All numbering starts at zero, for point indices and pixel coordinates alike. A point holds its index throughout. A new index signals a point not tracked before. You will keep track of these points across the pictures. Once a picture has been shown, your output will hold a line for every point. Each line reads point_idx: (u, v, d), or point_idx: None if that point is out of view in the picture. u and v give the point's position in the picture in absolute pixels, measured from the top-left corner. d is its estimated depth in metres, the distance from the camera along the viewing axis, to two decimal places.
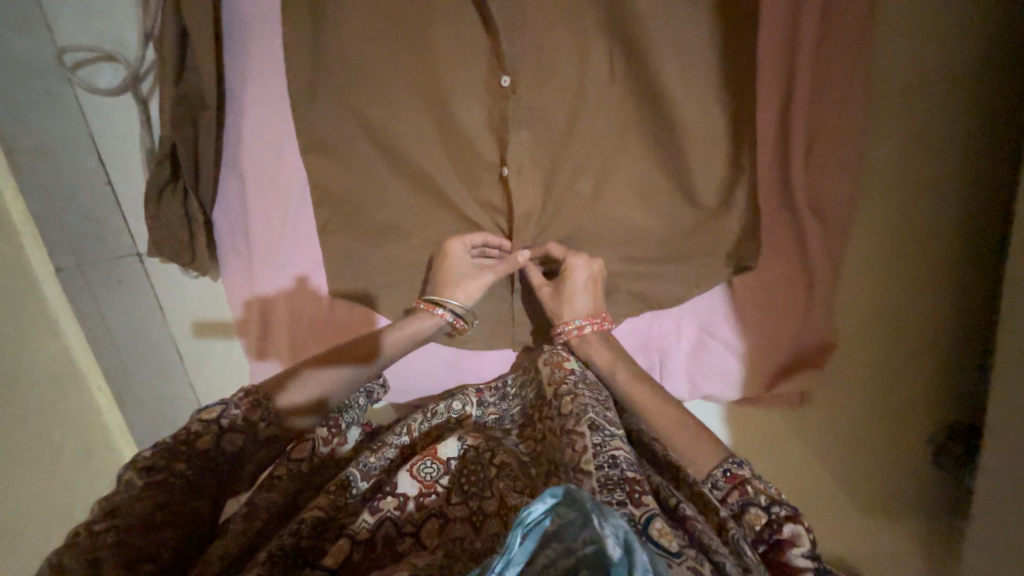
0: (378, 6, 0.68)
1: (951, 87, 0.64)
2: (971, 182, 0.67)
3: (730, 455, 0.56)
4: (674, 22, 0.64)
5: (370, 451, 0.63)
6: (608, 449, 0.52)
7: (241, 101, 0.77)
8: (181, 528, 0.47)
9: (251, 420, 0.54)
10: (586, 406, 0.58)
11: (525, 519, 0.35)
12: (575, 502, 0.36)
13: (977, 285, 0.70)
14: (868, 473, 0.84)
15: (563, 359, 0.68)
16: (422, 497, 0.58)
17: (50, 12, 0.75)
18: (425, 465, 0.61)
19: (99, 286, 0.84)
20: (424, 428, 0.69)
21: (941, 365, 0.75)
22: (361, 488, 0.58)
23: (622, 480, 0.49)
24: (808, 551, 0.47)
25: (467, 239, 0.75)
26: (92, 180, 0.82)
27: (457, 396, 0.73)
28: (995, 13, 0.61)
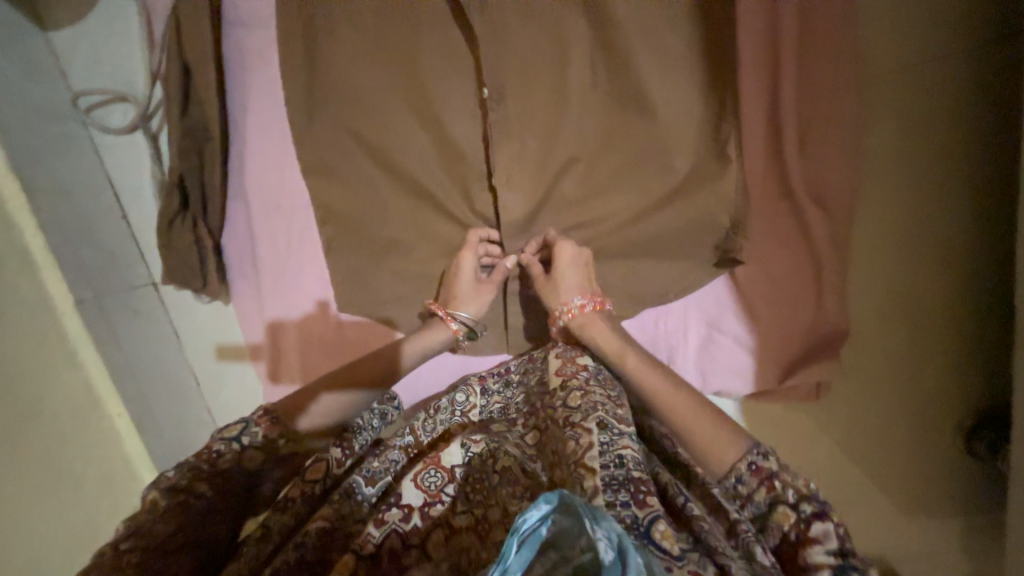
0: (367, 31, 0.71)
1: (949, 60, 0.64)
2: (978, 156, 0.66)
3: (759, 445, 0.53)
4: (653, 22, 0.66)
5: (375, 456, 0.62)
6: (615, 448, 0.52)
7: (242, 130, 0.79)
8: (197, 552, 0.49)
9: (268, 437, 0.59)
10: (595, 404, 0.57)
11: (520, 528, 0.36)
12: (570, 508, 0.37)
13: (981, 261, 0.69)
14: (901, 466, 0.80)
15: (577, 355, 0.67)
16: (427, 507, 0.57)
17: (65, 63, 0.83)
18: (428, 473, 0.60)
19: (116, 316, 0.87)
20: (429, 429, 0.68)
21: (962, 346, 0.73)
22: (367, 494, 0.59)
23: (628, 480, 0.49)
24: (837, 550, 0.45)
25: (473, 247, 0.75)
26: (109, 214, 0.89)
27: (460, 388, 0.73)
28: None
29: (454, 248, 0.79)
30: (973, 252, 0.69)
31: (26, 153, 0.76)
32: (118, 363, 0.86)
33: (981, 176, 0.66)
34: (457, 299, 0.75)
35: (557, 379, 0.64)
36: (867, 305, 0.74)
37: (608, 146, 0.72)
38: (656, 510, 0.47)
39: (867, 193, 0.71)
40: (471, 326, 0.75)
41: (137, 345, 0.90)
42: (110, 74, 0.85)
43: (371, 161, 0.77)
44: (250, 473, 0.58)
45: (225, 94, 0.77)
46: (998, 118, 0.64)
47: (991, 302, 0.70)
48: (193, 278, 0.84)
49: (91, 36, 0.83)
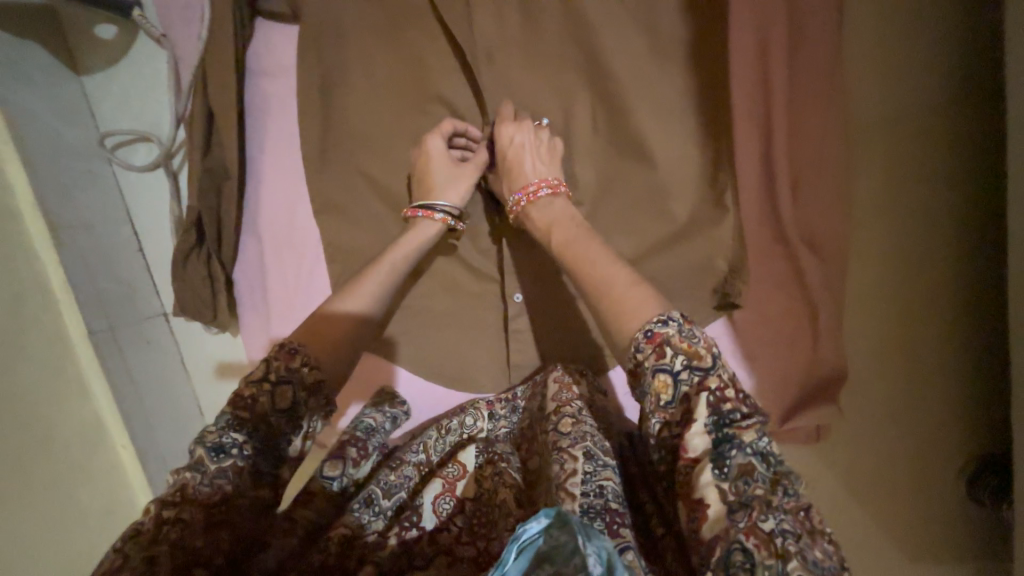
0: (381, 80, 0.76)
1: (928, 119, 0.68)
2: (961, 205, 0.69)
3: (660, 316, 0.52)
4: (649, 77, 0.70)
5: (389, 470, 0.63)
6: (597, 479, 0.52)
7: (258, 170, 0.83)
8: (236, 529, 0.50)
9: (246, 421, 0.52)
10: (585, 433, 0.57)
11: (520, 537, 0.36)
12: (567, 525, 0.37)
13: (973, 304, 0.71)
14: (907, 510, 0.79)
15: (571, 383, 0.67)
16: (437, 532, 0.60)
17: (96, 106, 0.90)
18: (443, 499, 0.63)
19: (127, 346, 0.89)
20: (439, 448, 0.69)
21: (958, 389, 0.73)
22: (384, 507, 0.59)
23: (604, 511, 0.49)
24: (712, 418, 0.45)
25: (440, 133, 0.73)
26: (127, 247, 0.94)
27: (468, 411, 0.73)
28: (954, 55, 0.66)
29: (458, 284, 0.82)
30: (969, 311, 0.71)
31: (55, 190, 0.80)
32: (127, 392, 0.88)
33: (975, 239, 0.69)
34: (436, 186, 0.72)
35: (551, 404, 0.64)
36: (865, 349, 0.75)
37: (608, 190, 0.74)
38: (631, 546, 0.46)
39: (861, 241, 0.72)
40: (456, 215, 0.73)
41: (149, 374, 0.93)
42: (137, 115, 0.90)
43: (380, 200, 0.80)
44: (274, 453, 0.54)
45: (246, 137, 0.82)
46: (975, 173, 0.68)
47: (986, 361, 0.72)
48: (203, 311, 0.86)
49: (121, 81, 0.89)
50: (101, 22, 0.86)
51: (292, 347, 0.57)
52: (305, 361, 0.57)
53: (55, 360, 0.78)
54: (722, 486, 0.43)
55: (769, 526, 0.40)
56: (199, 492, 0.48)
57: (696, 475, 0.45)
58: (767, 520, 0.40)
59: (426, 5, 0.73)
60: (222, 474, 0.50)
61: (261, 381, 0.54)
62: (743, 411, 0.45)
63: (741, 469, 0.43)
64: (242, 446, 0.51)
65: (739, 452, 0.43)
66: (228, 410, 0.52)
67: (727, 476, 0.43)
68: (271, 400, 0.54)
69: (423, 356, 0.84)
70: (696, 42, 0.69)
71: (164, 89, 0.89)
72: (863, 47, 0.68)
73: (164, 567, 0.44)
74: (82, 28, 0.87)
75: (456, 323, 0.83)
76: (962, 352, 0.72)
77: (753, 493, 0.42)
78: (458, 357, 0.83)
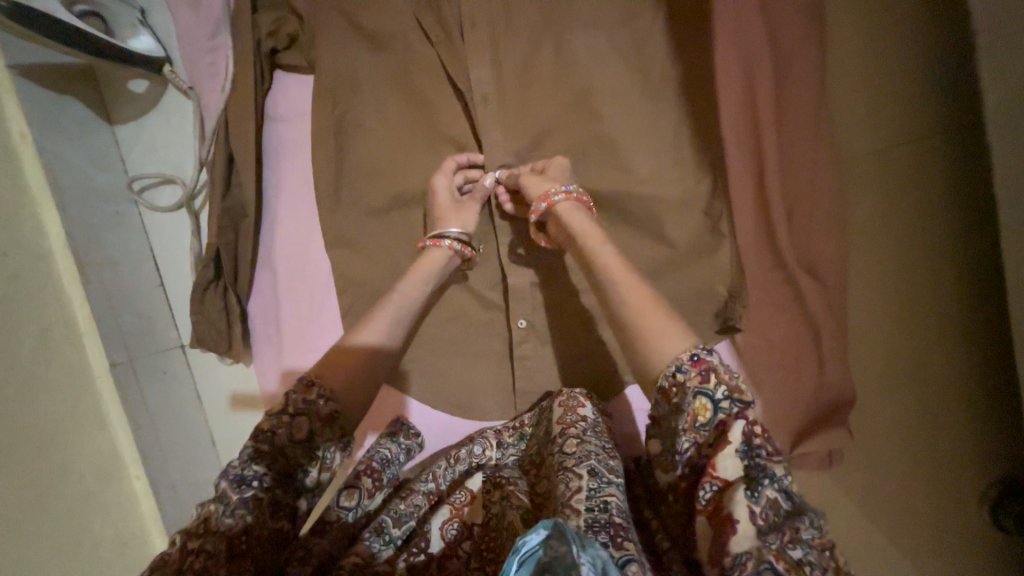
0: (390, 120, 0.81)
1: (917, 142, 0.70)
2: (962, 223, 0.69)
3: (700, 344, 0.53)
4: (642, 112, 0.73)
5: (400, 499, 0.64)
6: (602, 494, 0.52)
7: (275, 208, 0.88)
8: (260, 562, 0.51)
9: (265, 452, 0.54)
10: (589, 453, 0.58)
11: (520, 549, 0.36)
12: (563, 534, 0.37)
13: (982, 324, 0.70)
14: (930, 539, 0.75)
15: (579, 405, 0.68)
16: (444, 559, 0.60)
17: (125, 152, 0.97)
18: (451, 524, 0.63)
19: (145, 377, 0.93)
20: (449, 476, 0.69)
21: (971, 410, 0.72)
22: (394, 536, 0.60)
23: (609, 524, 0.48)
24: (746, 446, 0.47)
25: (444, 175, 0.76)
26: (149, 282, 0.99)
27: (477, 440, 0.73)
28: (933, 82, 0.69)
29: (464, 313, 0.84)
30: (971, 331, 0.71)
31: (86, 230, 0.86)
32: (144, 422, 0.90)
33: (969, 259, 0.70)
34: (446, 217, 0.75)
35: (557, 425, 0.65)
36: (868, 368, 0.75)
37: (607, 219, 0.77)
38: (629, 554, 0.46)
39: (860, 263, 0.73)
40: (466, 241, 0.75)
41: (163, 403, 0.95)
42: (163, 160, 0.97)
43: (389, 233, 0.83)
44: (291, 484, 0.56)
45: (263, 177, 0.87)
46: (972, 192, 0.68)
47: (998, 382, 0.70)
48: (219, 341, 0.89)
49: (150, 129, 0.96)
50: (133, 77, 0.94)
51: (310, 381, 0.59)
52: (322, 393, 0.58)
53: (77, 392, 0.81)
54: (754, 510, 0.45)
55: (796, 552, 0.43)
56: (222, 523, 0.50)
57: (726, 499, 0.47)
58: (793, 545, 0.43)
59: (430, 51, 0.78)
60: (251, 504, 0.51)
61: (278, 414, 0.56)
62: (775, 448, 0.47)
63: (769, 501, 0.45)
64: (261, 479, 0.53)
65: (771, 484, 0.46)
66: (250, 443, 0.54)
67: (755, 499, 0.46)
68: (289, 432, 0.56)
69: (430, 384, 0.85)
70: (682, 77, 0.73)
71: (189, 135, 0.96)
72: (839, 81, 0.71)
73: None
74: (116, 84, 0.94)
75: (462, 350, 0.84)
76: (971, 372, 0.71)
77: (781, 519, 0.45)
78: (464, 384, 0.84)
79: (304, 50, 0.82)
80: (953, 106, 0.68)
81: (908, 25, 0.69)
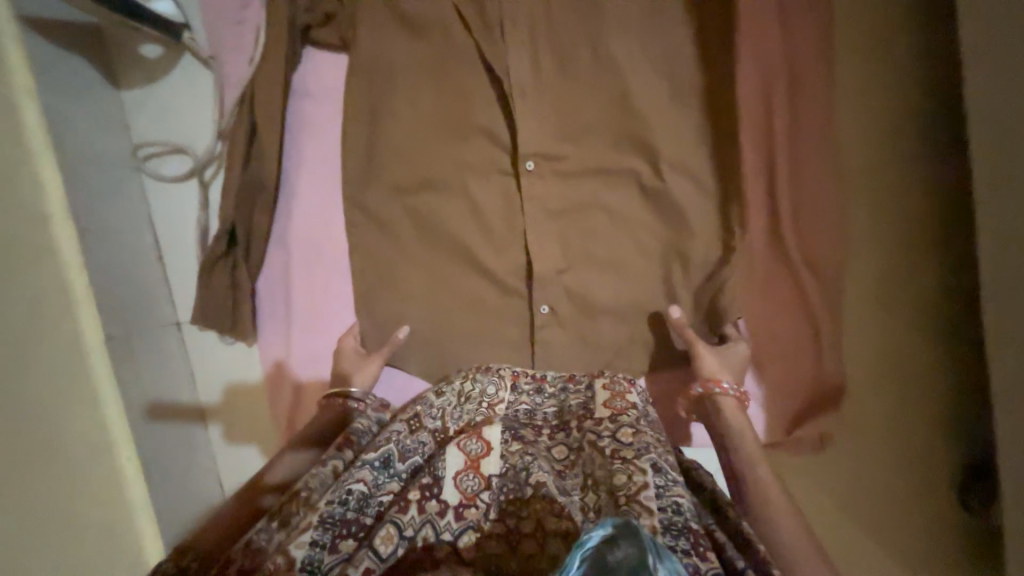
0: (422, 104, 0.82)
1: (915, 157, 0.78)
2: (947, 231, 0.78)
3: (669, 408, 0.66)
4: (668, 112, 0.78)
5: (407, 432, 0.66)
6: (671, 494, 0.56)
7: (293, 185, 0.87)
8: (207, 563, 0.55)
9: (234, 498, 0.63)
10: (648, 445, 0.62)
11: (584, 544, 0.41)
12: (630, 536, 0.41)
13: (961, 321, 0.79)
14: (904, 517, 0.83)
15: (626, 392, 0.70)
16: (461, 508, 0.59)
17: (130, 118, 0.93)
18: (467, 476, 0.61)
19: (139, 351, 0.89)
20: (458, 415, 0.70)
21: (945, 400, 0.81)
22: (399, 469, 0.62)
23: (686, 529, 0.53)
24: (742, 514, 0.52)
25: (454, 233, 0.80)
26: (147, 254, 0.95)
27: (490, 380, 0.73)
28: (930, 105, 0.77)
29: (482, 298, 0.85)
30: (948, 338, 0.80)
31: (88, 195, 0.82)
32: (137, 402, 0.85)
33: (949, 275, 0.79)
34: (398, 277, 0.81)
35: (606, 409, 0.68)
36: (862, 367, 0.81)
37: (628, 213, 0.81)
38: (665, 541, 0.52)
39: (857, 265, 0.80)
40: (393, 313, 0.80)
41: (157, 381, 0.92)
42: (171, 129, 0.93)
43: (414, 216, 0.85)
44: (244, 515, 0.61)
45: (285, 153, 0.86)
46: (956, 204, 0.78)
47: (968, 372, 0.80)
48: (223, 317, 0.88)
49: (159, 96, 0.92)
50: (146, 41, 0.91)
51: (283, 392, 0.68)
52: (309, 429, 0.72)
53: (69, 366, 0.77)
54: None
55: None
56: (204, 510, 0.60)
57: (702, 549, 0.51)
58: None
59: (467, 41, 0.80)
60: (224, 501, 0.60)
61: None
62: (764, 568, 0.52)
63: None
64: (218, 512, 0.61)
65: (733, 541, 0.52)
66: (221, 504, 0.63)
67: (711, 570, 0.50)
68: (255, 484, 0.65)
69: (445, 366, 0.85)
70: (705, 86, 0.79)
71: (207, 105, 0.92)
72: (849, 104, 0.78)
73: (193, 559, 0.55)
74: (127, 46, 0.91)
75: (480, 337, 0.85)
76: (944, 373, 0.80)
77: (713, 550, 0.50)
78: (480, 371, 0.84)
79: (340, 29, 0.83)
80: (949, 127, 0.77)
81: (908, 53, 0.77)
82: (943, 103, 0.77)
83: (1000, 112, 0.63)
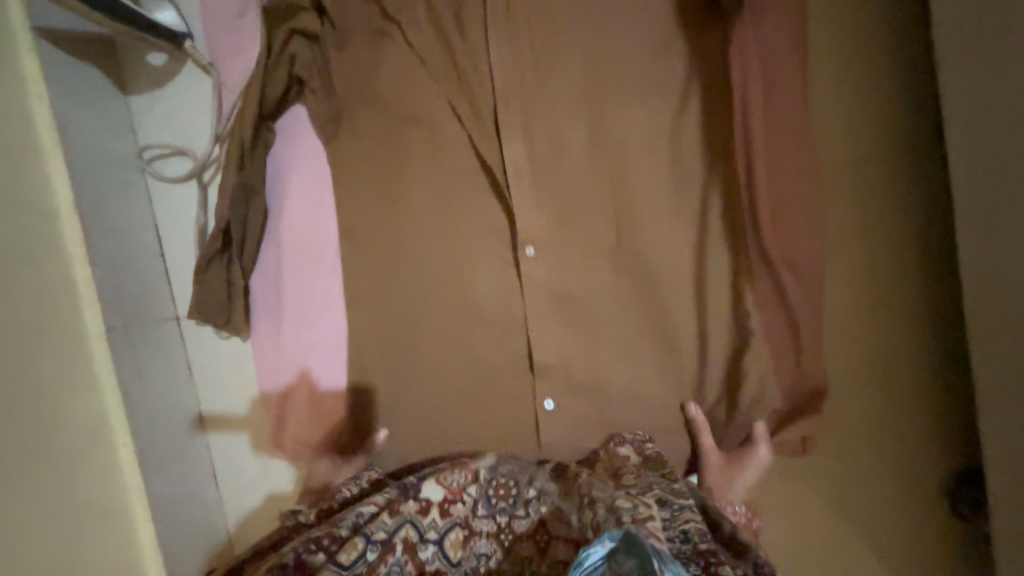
0: (407, 105, 0.84)
1: (895, 152, 0.77)
2: (928, 225, 0.77)
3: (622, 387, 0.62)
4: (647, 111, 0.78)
5: (411, 491, 0.70)
6: (679, 523, 0.62)
7: (284, 183, 0.89)
8: None
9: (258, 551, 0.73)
10: (650, 484, 0.68)
11: (586, 559, 0.54)
12: (633, 547, 0.53)
13: (945, 316, 0.78)
14: (893, 521, 0.82)
15: (624, 448, 0.77)
16: (449, 504, 0.68)
17: (136, 122, 0.98)
18: (451, 475, 0.70)
19: (142, 344, 0.93)
20: (448, 486, 0.71)
21: (930, 398, 0.79)
22: (386, 525, 0.66)
23: (695, 553, 0.59)
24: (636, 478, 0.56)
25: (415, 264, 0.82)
26: (150, 252, 1.00)
27: (476, 464, 0.71)
28: (909, 98, 0.76)
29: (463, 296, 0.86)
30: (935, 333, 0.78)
31: (94, 193, 0.87)
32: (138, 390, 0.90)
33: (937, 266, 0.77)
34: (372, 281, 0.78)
35: (606, 474, 0.72)
36: (843, 364, 0.80)
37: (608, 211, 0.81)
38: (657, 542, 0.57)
39: (839, 261, 0.79)
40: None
41: (155, 372, 0.96)
42: (173, 132, 0.98)
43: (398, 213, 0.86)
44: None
45: (270, 150, 0.88)
46: (936, 198, 0.77)
47: (953, 368, 0.78)
48: (219, 312, 0.90)
49: (162, 101, 0.97)
50: (150, 49, 0.96)
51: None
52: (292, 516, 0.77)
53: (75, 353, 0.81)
54: None
55: None
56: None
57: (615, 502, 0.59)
58: None
59: (449, 43, 0.82)
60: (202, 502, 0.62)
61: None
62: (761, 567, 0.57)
63: None
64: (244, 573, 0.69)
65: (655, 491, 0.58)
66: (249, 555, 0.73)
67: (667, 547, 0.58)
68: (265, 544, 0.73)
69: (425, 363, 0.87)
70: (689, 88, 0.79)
71: (204, 110, 0.97)
72: (830, 98, 0.77)
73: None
74: (133, 54, 0.96)
75: (465, 337, 0.86)
76: (931, 369, 0.79)
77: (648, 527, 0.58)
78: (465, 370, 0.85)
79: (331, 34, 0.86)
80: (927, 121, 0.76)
81: (887, 47, 0.76)
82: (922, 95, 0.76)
83: (973, 90, 0.64)
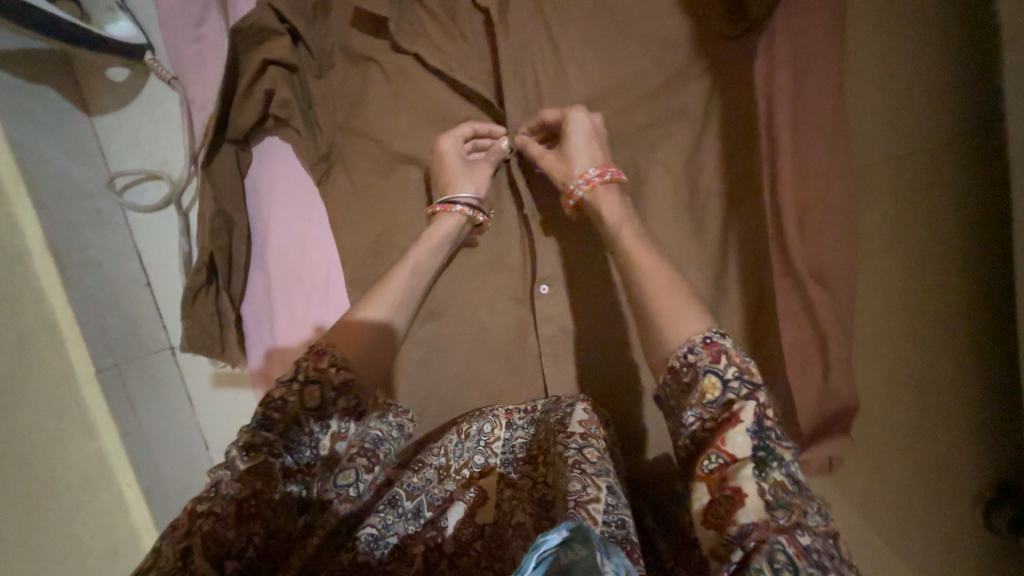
0: (393, 118, 0.78)
1: (941, 127, 0.67)
2: (967, 217, 0.68)
3: (713, 327, 0.51)
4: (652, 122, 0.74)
5: (412, 472, 0.62)
6: (619, 511, 0.51)
7: (266, 208, 0.84)
8: (269, 525, 0.49)
9: (260, 453, 0.49)
10: (608, 465, 0.56)
11: (539, 547, 0.35)
12: (586, 538, 0.35)
13: (991, 317, 0.69)
14: (932, 538, 0.76)
15: (574, 419, 0.63)
16: (457, 557, 0.57)
17: (105, 145, 0.92)
18: (462, 525, 0.59)
19: (132, 381, 0.89)
20: (459, 450, 0.67)
21: (970, 409, 0.72)
22: (407, 508, 0.59)
23: (626, 540, 0.48)
24: (757, 427, 0.45)
25: (456, 132, 0.74)
26: (134, 283, 0.94)
27: (488, 418, 0.70)
28: (955, 64, 0.66)
29: (468, 316, 0.79)
30: (978, 343, 0.70)
31: (65, 229, 0.82)
32: (131, 429, 0.87)
33: (976, 266, 0.68)
34: (455, 180, 0.73)
35: (579, 427, 0.61)
36: (874, 377, 0.74)
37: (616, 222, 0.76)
38: (811, 543, 0.41)
39: (868, 272, 0.73)
40: (477, 206, 0.73)
41: (155, 409, 0.92)
42: (145, 153, 0.91)
43: (390, 230, 0.79)
44: (266, 486, 0.48)
45: (245, 174, 0.84)
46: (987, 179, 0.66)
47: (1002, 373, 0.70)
48: (211, 345, 0.85)
49: (131, 119, 0.90)
50: (111, 64, 0.88)
51: (323, 348, 0.57)
52: (333, 361, 0.56)
53: (61, 399, 0.78)
54: None
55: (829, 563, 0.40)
56: (228, 490, 0.47)
57: (733, 474, 0.44)
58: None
59: (435, 50, 0.76)
60: (253, 471, 0.48)
61: (289, 380, 0.54)
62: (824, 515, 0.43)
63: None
64: (259, 468, 0.48)
65: (778, 467, 0.44)
66: (235, 450, 0.49)
67: (823, 555, 0.40)
68: (300, 401, 0.53)
69: (432, 391, 0.79)
70: (706, 96, 0.74)
71: (176, 127, 0.90)
72: (858, 83, 0.69)
73: (198, 559, 0.44)
74: (94, 72, 0.89)
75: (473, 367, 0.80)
76: (972, 382, 0.71)
77: (791, 500, 0.43)
78: (467, 403, 0.79)
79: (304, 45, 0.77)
80: (975, 90, 0.66)
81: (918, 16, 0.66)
82: (972, 53, 0.65)
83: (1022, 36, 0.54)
